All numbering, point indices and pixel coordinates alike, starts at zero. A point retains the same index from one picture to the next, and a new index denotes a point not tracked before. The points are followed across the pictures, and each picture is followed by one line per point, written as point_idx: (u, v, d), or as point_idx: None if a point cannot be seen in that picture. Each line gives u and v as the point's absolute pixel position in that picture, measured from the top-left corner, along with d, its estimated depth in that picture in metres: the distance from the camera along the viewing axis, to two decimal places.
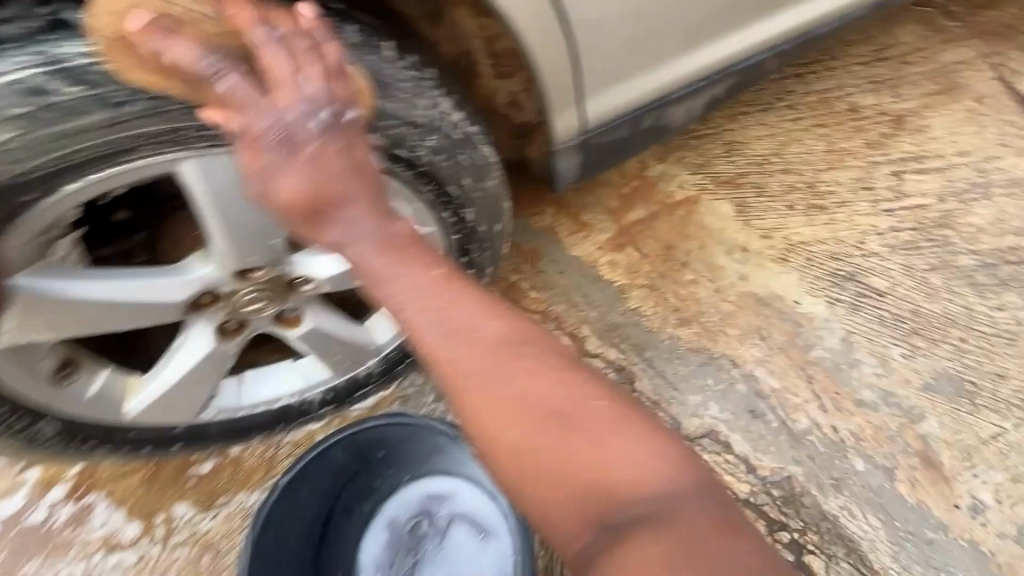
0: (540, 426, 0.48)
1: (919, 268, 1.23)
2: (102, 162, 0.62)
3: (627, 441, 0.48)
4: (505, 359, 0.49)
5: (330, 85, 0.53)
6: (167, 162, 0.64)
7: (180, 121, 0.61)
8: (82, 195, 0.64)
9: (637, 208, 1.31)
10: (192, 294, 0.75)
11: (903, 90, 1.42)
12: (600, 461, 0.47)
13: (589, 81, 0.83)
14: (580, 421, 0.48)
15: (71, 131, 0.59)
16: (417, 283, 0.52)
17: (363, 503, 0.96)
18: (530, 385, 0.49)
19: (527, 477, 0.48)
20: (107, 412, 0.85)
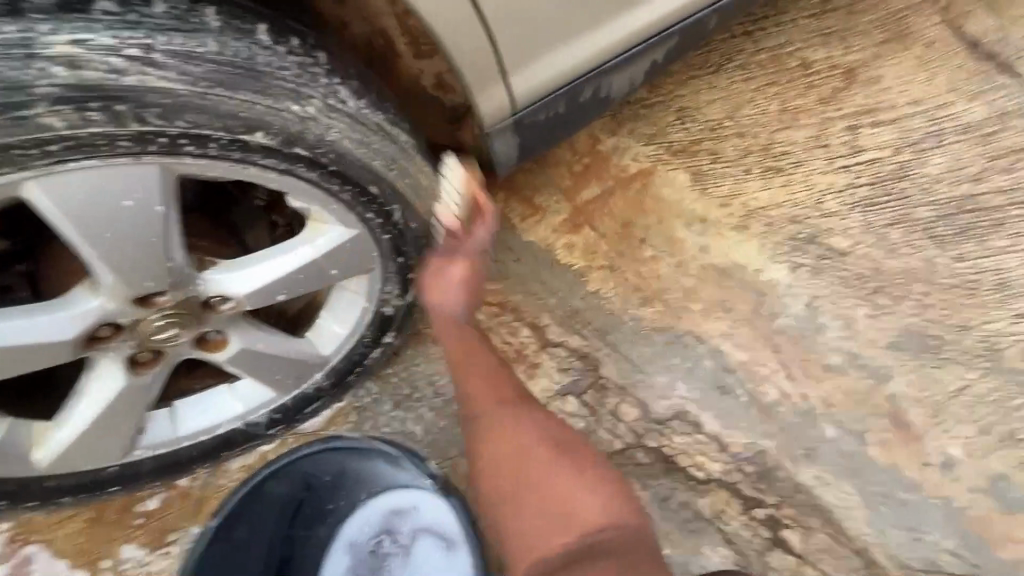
0: (539, 468, 0.77)
1: (878, 224, 1.20)
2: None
3: (594, 490, 0.76)
4: (516, 408, 0.82)
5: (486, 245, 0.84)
6: (6, 182, 0.54)
7: (5, 135, 0.51)
8: None
9: (590, 186, 1.25)
10: (85, 328, 0.67)
11: (853, 41, 1.37)
12: (574, 498, 0.74)
13: (513, 55, 0.75)
14: (564, 457, 0.79)
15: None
16: (466, 357, 0.85)
17: (319, 527, 0.91)
18: (530, 432, 0.80)
19: (519, 495, 0.76)
20: (14, 463, 0.77)
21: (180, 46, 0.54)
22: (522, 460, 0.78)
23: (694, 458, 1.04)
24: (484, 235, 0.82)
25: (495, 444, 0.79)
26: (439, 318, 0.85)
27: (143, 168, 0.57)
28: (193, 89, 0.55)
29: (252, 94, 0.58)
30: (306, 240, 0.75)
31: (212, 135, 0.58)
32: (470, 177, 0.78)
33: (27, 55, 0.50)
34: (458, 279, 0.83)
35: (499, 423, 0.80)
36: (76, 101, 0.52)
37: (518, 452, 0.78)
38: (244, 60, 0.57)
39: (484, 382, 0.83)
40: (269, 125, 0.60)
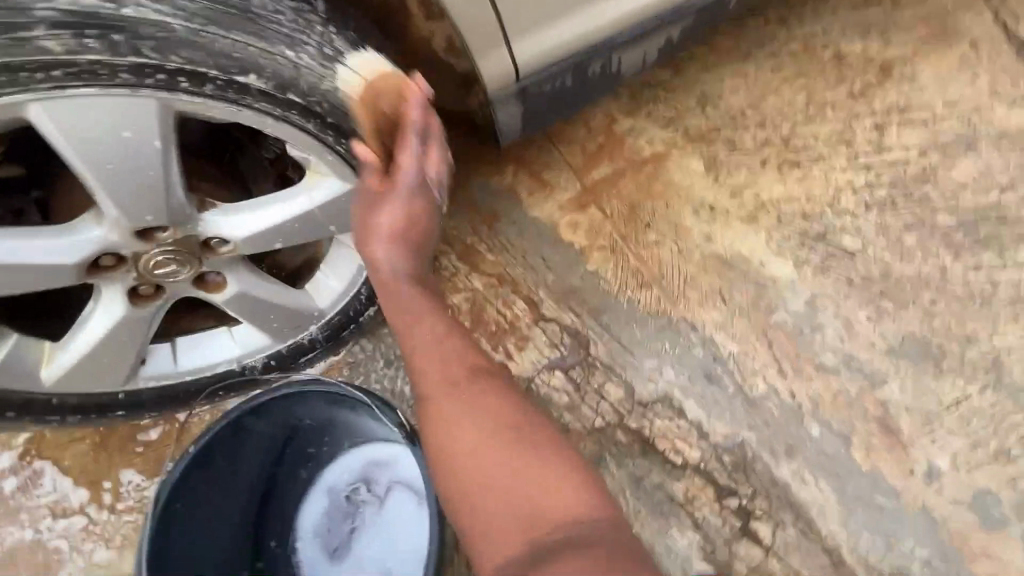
0: (496, 455, 0.63)
1: (894, 227, 1.16)
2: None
3: (566, 483, 0.62)
4: (472, 386, 0.69)
5: (426, 159, 0.73)
6: (12, 104, 0.56)
7: (8, 56, 0.54)
8: None
9: (602, 165, 1.24)
10: (89, 256, 0.71)
11: (893, 36, 1.32)
12: (537, 488, 0.61)
13: (518, 19, 0.75)
14: (532, 442, 0.65)
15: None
16: (412, 322, 0.73)
17: (301, 470, 0.96)
18: (488, 410, 0.67)
19: (477, 491, 0.62)
20: (19, 380, 0.81)
21: None
22: (477, 446, 0.64)
23: (673, 442, 1.04)
24: (417, 148, 0.71)
25: (446, 423, 0.67)
26: (377, 271, 0.75)
27: (142, 102, 0.59)
28: (188, 25, 0.57)
29: (245, 35, 0.59)
30: (304, 191, 0.77)
31: (208, 74, 0.59)
32: (391, 76, 0.69)
33: None
34: (393, 217, 0.73)
35: (452, 403, 0.67)
36: (75, 29, 0.54)
37: (469, 433, 0.66)
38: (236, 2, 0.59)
39: (436, 354, 0.71)
40: (262, 69, 0.61)
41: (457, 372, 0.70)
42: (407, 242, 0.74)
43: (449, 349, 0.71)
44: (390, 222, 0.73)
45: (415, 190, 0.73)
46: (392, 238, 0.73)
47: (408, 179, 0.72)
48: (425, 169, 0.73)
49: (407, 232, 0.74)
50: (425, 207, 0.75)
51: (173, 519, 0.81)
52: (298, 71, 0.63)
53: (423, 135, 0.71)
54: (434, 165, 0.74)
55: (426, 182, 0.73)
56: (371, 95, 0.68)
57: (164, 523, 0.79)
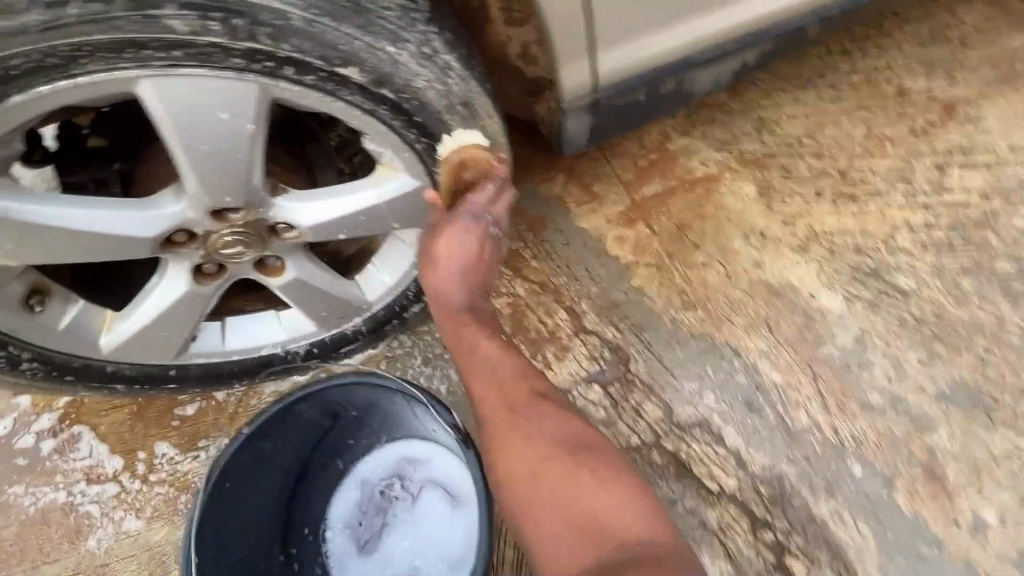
0: (558, 470, 0.69)
1: (950, 269, 1.14)
2: (44, 76, 0.56)
3: (624, 500, 0.67)
4: (531, 408, 0.75)
5: (491, 205, 0.78)
6: (123, 79, 0.58)
7: (134, 32, 0.55)
8: (30, 110, 0.59)
9: (653, 182, 1.23)
10: (165, 231, 0.71)
11: (959, 76, 1.29)
12: (599, 503, 0.66)
13: (604, 33, 0.75)
14: (590, 461, 0.70)
15: (7, 33, 0.53)
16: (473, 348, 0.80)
17: (337, 460, 0.96)
18: (548, 431, 0.72)
19: (540, 503, 0.67)
20: (79, 346, 0.82)
21: None
22: (537, 461, 0.70)
23: (709, 468, 1.03)
24: (484, 195, 0.77)
25: (507, 441, 0.72)
26: (437, 300, 0.80)
27: (245, 86, 0.60)
28: (305, 14, 0.57)
29: (353, 29, 0.60)
30: (374, 185, 0.77)
31: (313, 64, 0.60)
32: (479, 149, 0.74)
33: None
34: (458, 254, 0.78)
35: (514, 424, 0.73)
36: (201, 10, 0.55)
37: (530, 450, 0.71)
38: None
39: (499, 378, 0.78)
40: (363, 63, 0.62)
41: (519, 396, 0.76)
42: (473, 282, 0.80)
43: (511, 380, 0.78)
44: (455, 259, 0.77)
45: (476, 228, 0.77)
46: (457, 270, 0.78)
47: (473, 222, 0.77)
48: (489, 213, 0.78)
49: (466, 262, 0.78)
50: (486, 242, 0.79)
51: (219, 495, 0.82)
52: (397, 69, 0.63)
53: (491, 187, 0.77)
54: (495, 208, 0.78)
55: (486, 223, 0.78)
56: (458, 164, 0.75)
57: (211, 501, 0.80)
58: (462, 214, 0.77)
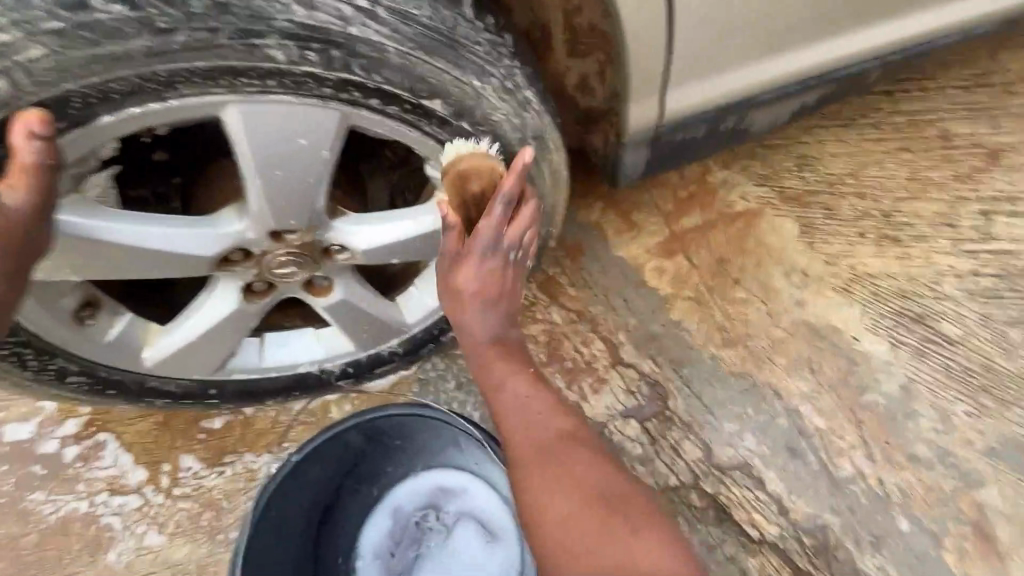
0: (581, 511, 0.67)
1: (998, 319, 1.12)
2: (134, 97, 0.56)
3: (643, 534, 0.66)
4: (562, 447, 0.72)
5: (508, 228, 0.68)
6: (214, 104, 0.58)
7: (235, 60, 0.55)
8: (118, 131, 0.59)
9: (693, 215, 1.19)
10: (224, 249, 0.71)
11: (1004, 122, 1.26)
12: (629, 552, 0.64)
13: (675, 73, 0.74)
14: (619, 506, 0.68)
15: (111, 57, 0.53)
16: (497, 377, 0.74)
17: (371, 487, 0.94)
18: (578, 470, 0.70)
19: (570, 548, 0.65)
20: (124, 360, 0.81)
21: (400, 5, 0.57)
22: (568, 504, 0.67)
23: (750, 514, 1.02)
24: (497, 218, 0.67)
25: (535, 479, 0.69)
26: (462, 336, 0.74)
27: (329, 114, 0.61)
28: (401, 47, 0.58)
29: (444, 63, 0.61)
30: (432, 210, 0.76)
31: (400, 95, 0.61)
32: (481, 158, 0.66)
33: None
34: (477, 286, 0.71)
35: (544, 464, 0.70)
36: (303, 41, 0.56)
37: (560, 492, 0.68)
38: (445, 28, 0.60)
39: (522, 412, 0.73)
40: (448, 95, 0.63)
41: (542, 433, 0.72)
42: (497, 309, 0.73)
43: (538, 411, 0.74)
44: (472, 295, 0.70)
45: (492, 257, 0.69)
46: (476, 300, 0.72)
47: (490, 252, 0.69)
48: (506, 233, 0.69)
49: (490, 301, 0.72)
50: (508, 267, 0.72)
51: (265, 525, 0.81)
52: (480, 103, 0.64)
53: (506, 205, 0.66)
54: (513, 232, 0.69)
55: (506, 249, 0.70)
56: (459, 176, 0.66)
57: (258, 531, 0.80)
58: (478, 244, 0.68)
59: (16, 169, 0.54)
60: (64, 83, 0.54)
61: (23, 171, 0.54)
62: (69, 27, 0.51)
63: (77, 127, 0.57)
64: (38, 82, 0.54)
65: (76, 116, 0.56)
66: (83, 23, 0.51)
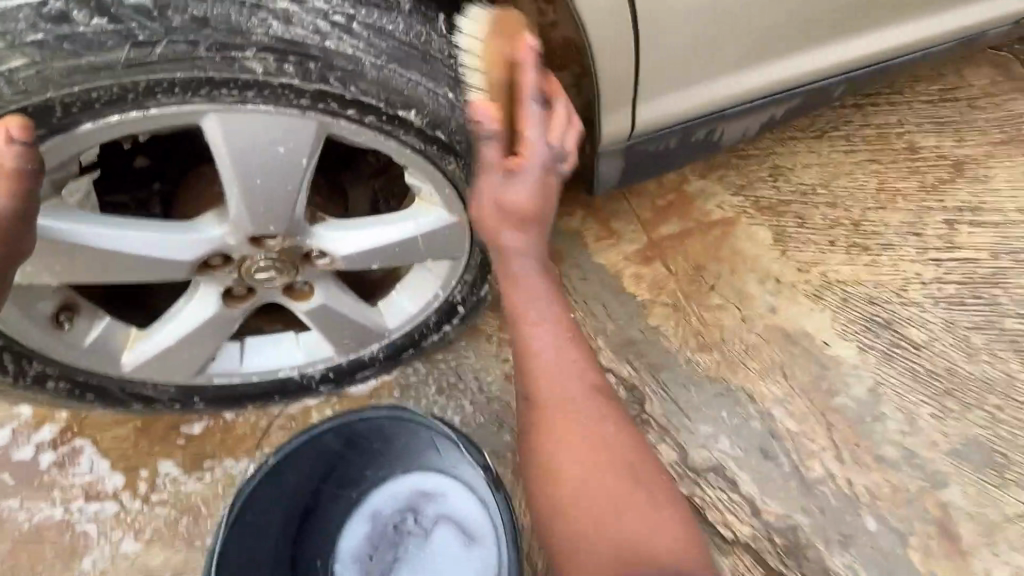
0: (587, 480, 0.63)
1: (962, 325, 1.16)
2: (114, 106, 0.57)
3: (649, 516, 0.61)
4: (587, 405, 0.67)
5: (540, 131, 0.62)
6: (191, 112, 0.59)
7: (214, 71, 0.57)
8: (98, 138, 0.60)
9: (670, 222, 1.22)
10: (203, 254, 0.72)
11: (968, 135, 1.31)
12: (625, 509, 0.61)
13: (646, 85, 0.77)
14: (627, 464, 0.65)
15: (89, 66, 0.55)
16: (532, 324, 0.68)
17: (351, 491, 0.95)
18: (595, 428, 0.66)
19: (571, 489, 0.63)
20: (102, 364, 0.81)
21: (374, 21, 0.61)
22: (578, 454, 0.64)
23: (724, 515, 1.04)
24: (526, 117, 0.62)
25: (550, 423, 0.66)
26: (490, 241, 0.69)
27: (305, 122, 0.62)
28: (376, 60, 0.61)
29: (418, 75, 0.63)
30: (410, 216, 0.78)
31: (375, 105, 0.63)
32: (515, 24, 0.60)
33: (255, 6, 0.57)
34: (504, 195, 0.65)
35: (558, 412, 0.66)
36: (281, 53, 0.58)
37: (572, 439, 0.65)
38: (418, 42, 0.63)
39: (564, 374, 0.67)
40: (422, 105, 0.65)
41: (575, 398, 0.67)
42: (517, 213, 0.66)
43: (565, 359, 0.68)
44: (496, 210, 0.66)
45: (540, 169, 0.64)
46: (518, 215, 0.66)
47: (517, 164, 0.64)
48: (555, 149, 0.64)
49: (506, 195, 0.65)
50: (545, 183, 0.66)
51: (242, 526, 0.82)
52: (455, 112, 0.66)
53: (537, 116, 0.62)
54: (554, 129, 0.64)
55: (548, 166, 0.65)
56: (500, 42, 0.60)
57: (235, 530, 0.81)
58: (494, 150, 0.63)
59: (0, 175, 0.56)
60: (42, 91, 0.56)
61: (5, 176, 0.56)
62: (51, 38, 0.54)
63: (56, 134, 0.58)
64: (19, 88, 0.55)
65: (54, 123, 0.57)
66: (64, 35, 0.54)
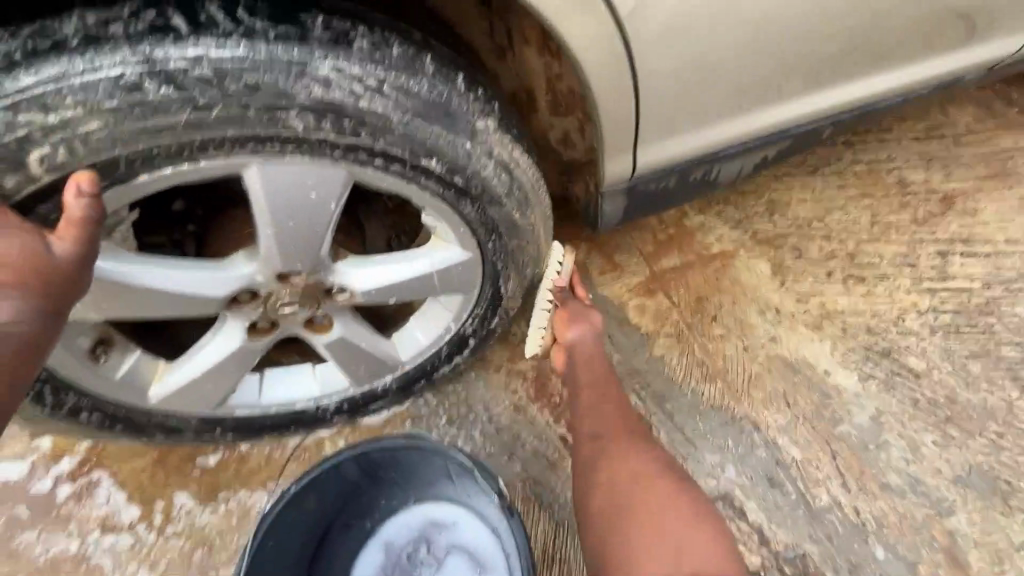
0: (637, 484, 0.77)
1: (959, 353, 1.19)
2: (170, 160, 0.63)
3: (689, 526, 0.71)
4: (636, 444, 0.83)
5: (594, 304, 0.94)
6: (235, 163, 0.65)
7: (259, 129, 0.63)
8: (150, 186, 0.65)
9: (672, 255, 1.27)
10: (235, 290, 0.77)
11: (955, 170, 1.37)
12: (666, 515, 0.72)
13: (646, 131, 0.83)
14: (670, 486, 0.77)
15: (156, 128, 0.60)
16: (597, 398, 0.89)
17: (365, 520, 0.96)
18: (641, 457, 0.81)
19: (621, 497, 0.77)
20: (132, 395, 0.85)
21: (403, 82, 0.66)
22: (628, 473, 0.79)
23: (733, 544, 1.05)
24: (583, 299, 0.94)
25: (608, 451, 0.83)
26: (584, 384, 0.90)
27: (336, 170, 0.68)
28: (403, 117, 0.67)
29: (441, 128, 0.69)
30: (425, 253, 0.83)
31: (400, 155, 0.69)
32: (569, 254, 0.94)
33: (299, 72, 0.62)
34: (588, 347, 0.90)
35: (614, 446, 0.83)
36: (319, 113, 0.63)
37: (625, 464, 0.81)
38: (443, 100, 0.68)
39: (618, 429, 0.86)
40: (443, 155, 0.70)
41: (627, 441, 0.84)
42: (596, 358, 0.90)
43: (619, 417, 0.87)
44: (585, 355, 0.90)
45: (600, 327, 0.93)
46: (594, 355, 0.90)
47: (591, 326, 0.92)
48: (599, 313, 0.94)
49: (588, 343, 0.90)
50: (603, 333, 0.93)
51: (261, 555, 0.84)
52: (473, 161, 0.72)
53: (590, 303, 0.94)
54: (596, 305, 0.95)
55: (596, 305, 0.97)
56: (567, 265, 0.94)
57: (255, 560, 0.83)
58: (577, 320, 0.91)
59: (64, 224, 0.59)
60: (110, 150, 0.61)
61: (70, 224, 0.59)
62: (123, 104, 0.59)
63: (115, 186, 0.64)
64: (89, 149, 0.60)
65: (115, 175, 0.63)
66: (134, 102, 0.59)
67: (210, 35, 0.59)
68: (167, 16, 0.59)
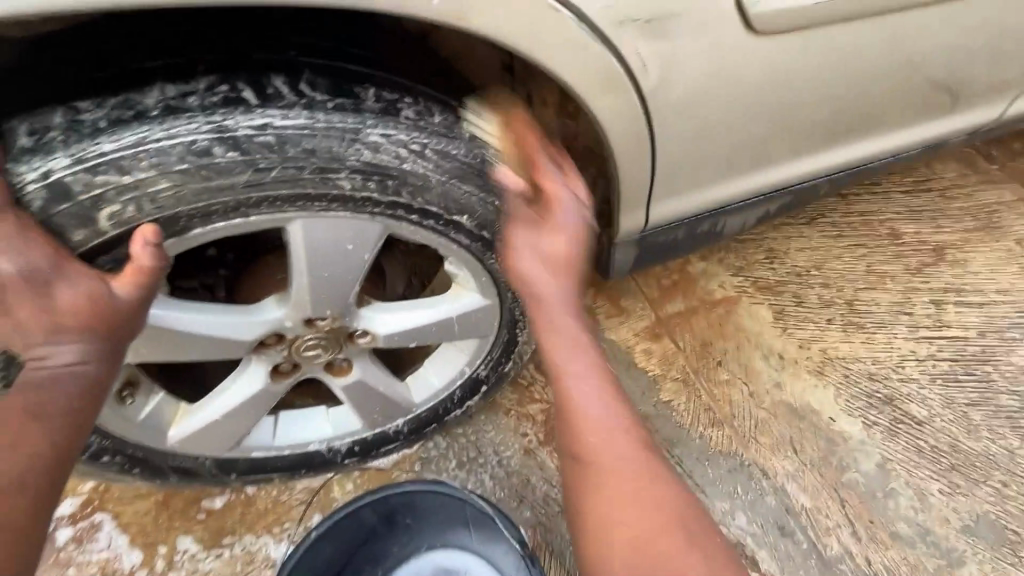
0: (642, 529, 0.61)
1: (959, 401, 1.21)
2: (224, 216, 0.68)
3: None
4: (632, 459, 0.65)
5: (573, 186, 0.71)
6: (283, 219, 0.69)
7: (311, 188, 0.67)
8: (205, 238, 0.70)
9: (677, 300, 1.31)
10: (262, 334, 0.79)
11: (944, 222, 1.44)
12: None
13: (658, 190, 0.88)
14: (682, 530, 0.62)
15: (217, 188, 0.65)
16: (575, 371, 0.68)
17: (376, 567, 0.95)
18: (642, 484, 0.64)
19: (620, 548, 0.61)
20: (152, 437, 0.85)
21: (443, 147, 0.70)
22: (628, 507, 0.62)
23: None
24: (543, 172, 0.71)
25: (598, 476, 0.64)
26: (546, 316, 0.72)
27: (374, 225, 0.73)
28: (441, 178, 0.72)
29: (475, 188, 0.74)
30: (446, 300, 0.86)
31: (434, 212, 0.74)
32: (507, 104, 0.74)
33: (353, 140, 0.66)
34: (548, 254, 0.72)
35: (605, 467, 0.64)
36: (366, 174, 0.68)
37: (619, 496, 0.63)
38: (477, 165, 0.73)
39: (608, 427, 0.66)
40: (473, 212, 0.75)
41: (621, 453, 0.65)
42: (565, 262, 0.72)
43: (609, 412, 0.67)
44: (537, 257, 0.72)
45: (575, 225, 0.72)
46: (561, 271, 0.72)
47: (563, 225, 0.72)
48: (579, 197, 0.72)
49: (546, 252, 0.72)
50: (582, 233, 0.73)
51: None
52: (501, 218, 0.77)
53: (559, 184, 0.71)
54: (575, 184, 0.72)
55: (572, 222, 0.72)
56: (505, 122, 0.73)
57: None
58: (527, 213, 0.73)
59: (130, 271, 0.64)
60: (175, 207, 0.65)
61: (135, 273, 0.64)
62: (189, 168, 0.63)
63: (171, 238, 0.68)
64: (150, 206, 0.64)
65: (172, 230, 0.67)
66: (199, 165, 0.63)
67: (276, 105, 0.64)
68: (238, 88, 0.63)
